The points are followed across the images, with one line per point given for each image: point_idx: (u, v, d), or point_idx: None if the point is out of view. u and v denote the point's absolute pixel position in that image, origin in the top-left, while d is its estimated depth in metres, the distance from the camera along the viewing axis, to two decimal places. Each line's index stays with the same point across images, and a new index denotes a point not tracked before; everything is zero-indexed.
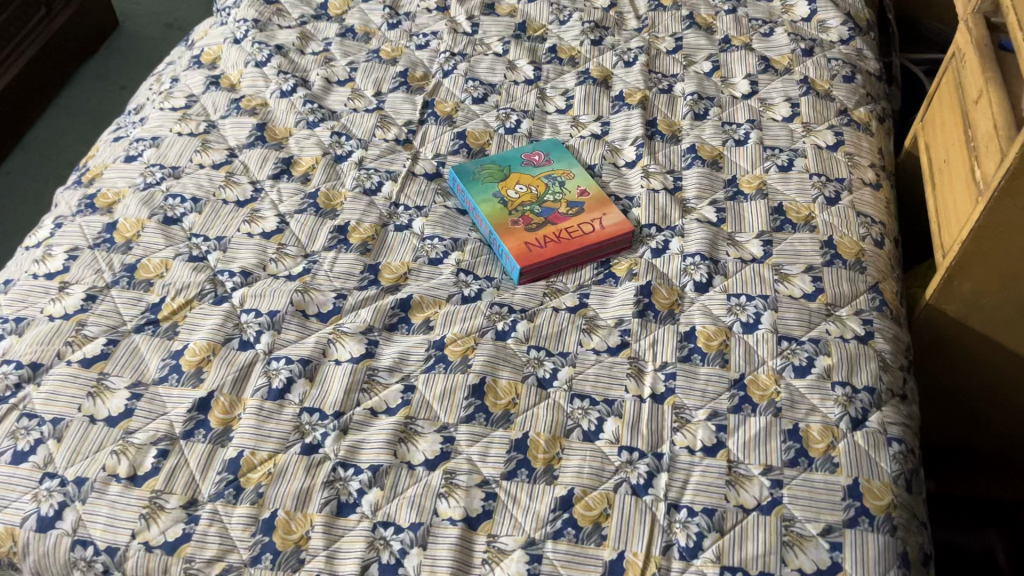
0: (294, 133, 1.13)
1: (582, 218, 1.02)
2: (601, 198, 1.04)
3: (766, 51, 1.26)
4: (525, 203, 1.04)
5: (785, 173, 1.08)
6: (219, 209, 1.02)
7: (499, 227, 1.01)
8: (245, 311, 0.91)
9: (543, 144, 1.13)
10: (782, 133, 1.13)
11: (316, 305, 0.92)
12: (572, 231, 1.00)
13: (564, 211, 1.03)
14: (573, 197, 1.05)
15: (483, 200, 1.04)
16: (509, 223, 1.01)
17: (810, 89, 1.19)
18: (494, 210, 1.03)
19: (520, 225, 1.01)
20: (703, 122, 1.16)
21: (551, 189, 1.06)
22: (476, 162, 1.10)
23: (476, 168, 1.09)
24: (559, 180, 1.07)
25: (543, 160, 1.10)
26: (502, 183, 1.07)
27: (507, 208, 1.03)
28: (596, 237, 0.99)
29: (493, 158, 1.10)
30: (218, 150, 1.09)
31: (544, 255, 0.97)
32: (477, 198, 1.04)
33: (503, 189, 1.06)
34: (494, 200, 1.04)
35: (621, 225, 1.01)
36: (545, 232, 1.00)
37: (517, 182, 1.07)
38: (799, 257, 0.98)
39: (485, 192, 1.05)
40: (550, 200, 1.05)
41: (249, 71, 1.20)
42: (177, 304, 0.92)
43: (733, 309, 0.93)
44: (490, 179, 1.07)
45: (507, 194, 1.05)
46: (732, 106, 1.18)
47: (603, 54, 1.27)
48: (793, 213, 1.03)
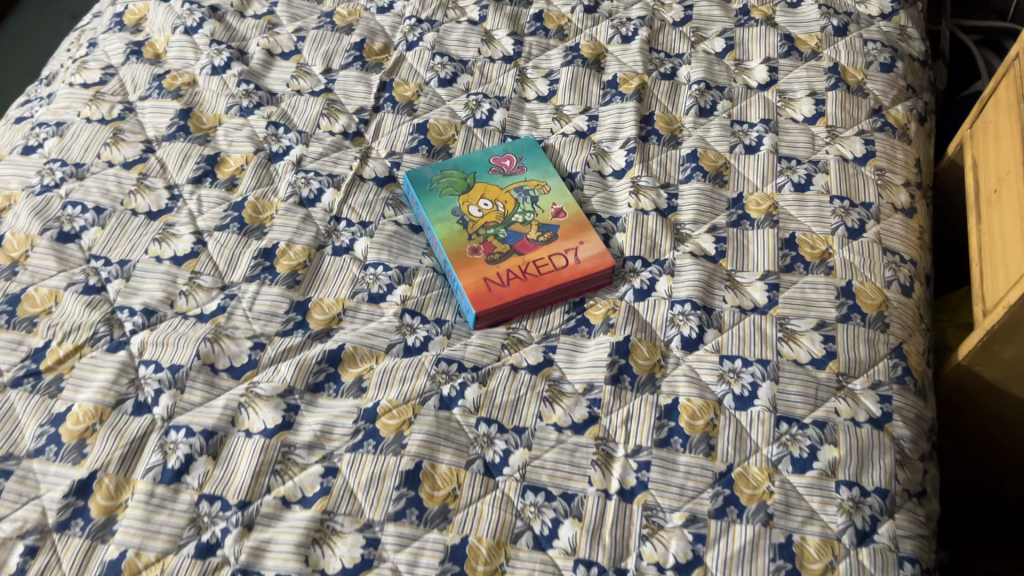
0: (224, 121, 0.96)
1: (555, 248, 0.86)
2: (578, 220, 0.88)
3: (791, 28, 1.06)
4: (489, 223, 0.88)
5: (801, 194, 0.90)
6: (126, 222, 0.86)
7: (455, 256, 0.85)
8: (144, 363, 0.77)
9: (515, 143, 0.95)
10: (801, 139, 0.95)
11: (228, 357, 0.78)
12: (540, 265, 0.84)
13: (534, 237, 0.87)
14: (546, 218, 0.88)
15: (439, 219, 0.88)
16: (468, 251, 0.86)
17: (840, 81, 1.00)
18: (451, 234, 0.87)
19: (481, 255, 0.85)
20: (708, 120, 0.98)
21: (521, 206, 0.89)
22: (436, 166, 0.93)
23: (434, 175, 0.92)
24: (531, 194, 0.91)
25: (514, 166, 0.93)
26: (464, 196, 0.90)
27: (467, 231, 0.87)
28: (568, 275, 0.84)
29: (455, 160, 0.93)
30: (131, 143, 0.93)
31: (505, 298, 0.82)
32: (433, 216, 0.88)
33: (464, 204, 0.89)
34: (453, 219, 0.88)
35: (600, 259, 0.85)
36: (508, 266, 0.85)
37: (482, 195, 0.90)
38: (809, 309, 0.82)
39: (442, 208, 0.89)
40: (518, 220, 0.88)
41: (176, 38, 1.02)
42: (64, 351, 0.77)
43: (726, 376, 0.78)
44: (450, 190, 0.91)
45: (468, 210, 0.89)
46: (745, 100, 1.00)
47: (598, 25, 1.07)
48: (807, 248, 0.87)
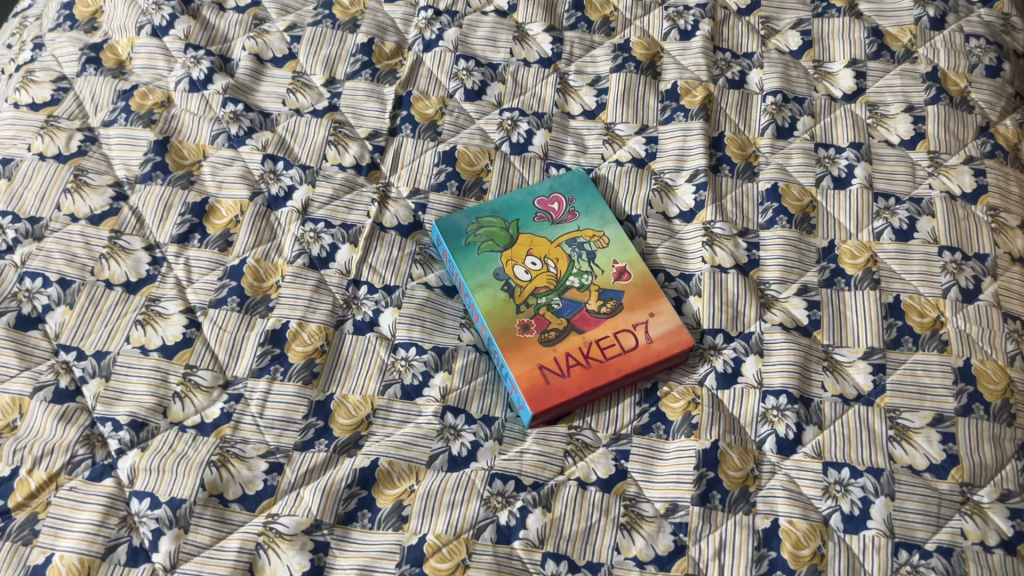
0: (210, 154, 0.79)
1: (621, 322, 0.72)
2: (645, 284, 0.74)
3: (879, 19, 0.90)
4: (540, 289, 0.73)
5: (904, 244, 0.77)
6: (99, 297, 0.71)
7: (503, 335, 0.71)
8: (137, 495, 0.63)
9: (562, 177, 0.79)
10: (900, 168, 0.81)
11: (239, 484, 0.64)
12: (605, 347, 0.71)
13: (595, 307, 0.73)
14: (606, 281, 0.74)
15: (479, 285, 0.73)
16: (517, 328, 0.71)
17: (941, 92, 0.85)
18: (495, 305, 0.72)
19: (533, 333, 0.71)
20: (787, 142, 0.83)
21: (576, 264, 0.75)
22: (470, 211, 0.77)
23: (469, 224, 0.76)
24: (586, 248, 0.76)
25: (563, 210, 0.78)
26: (507, 252, 0.75)
27: (515, 300, 0.72)
28: (639, 360, 0.70)
29: (492, 202, 0.78)
30: (97, 187, 0.76)
31: (567, 393, 0.68)
32: (471, 282, 0.73)
33: (508, 263, 0.74)
34: (496, 285, 0.73)
35: (676, 338, 0.71)
36: (567, 348, 0.71)
37: (528, 250, 0.75)
38: (923, 398, 0.70)
39: (483, 270, 0.74)
40: (574, 284, 0.74)
41: (143, 42, 0.84)
42: (36, 482, 0.63)
43: (831, 490, 0.66)
44: (489, 244, 0.75)
45: (513, 271, 0.74)
46: (829, 115, 0.84)
47: (649, 15, 0.91)
48: (915, 315, 0.73)
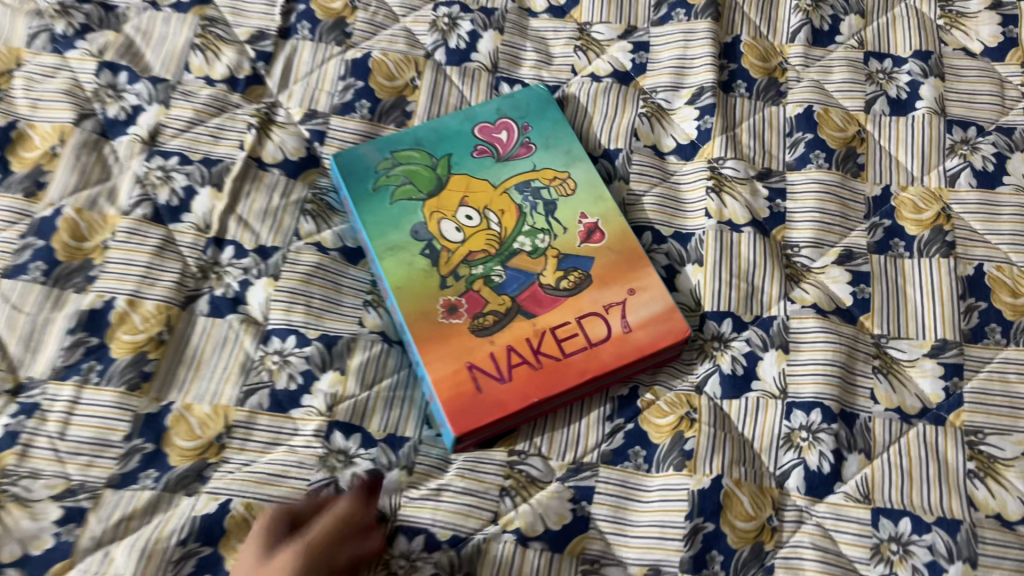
0: (25, 61, 0.57)
1: (587, 302, 0.51)
2: (624, 247, 0.52)
3: None
4: (474, 254, 0.52)
5: (989, 193, 0.55)
6: None
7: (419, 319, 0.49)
8: None
9: (513, 97, 0.57)
10: (983, 87, 0.58)
11: (18, 541, 0.44)
12: (562, 338, 0.50)
13: (551, 280, 0.51)
14: (569, 242, 0.52)
15: (389, 248, 0.51)
16: (440, 310, 0.50)
17: None
18: (409, 276, 0.51)
19: (462, 318, 0.50)
20: (827, 51, 0.60)
21: (528, 219, 0.53)
22: (383, 143, 0.55)
23: (381, 162, 0.54)
24: (543, 195, 0.54)
25: (514, 141, 0.56)
26: (432, 201, 0.53)
27: (440, 270, 0.51)
28: (611, 357, 0.49)
29: (416, 129, 0.56)
30: None
31: (506, 407, 0.47)
32: (378, 243, 0.51)
33: (433, 216, 0.53)
34: (415, 247, 0.51)
35: (665, 325, 0.50)
36: (509, 340, 0.49)
37: (462, 198, 0.54)
38: (1016, 416, 0.49)
39: (396, 227, 0.52)
40: (524, 246, 0.52)
41: None
42: None
43: (884, 551, 0.45)
44: (408, 189, 0.53)
45: (439, 228, 0.52)
46: (884, 14, 0.62)
47: None
48: (1005, 294, 0.52)
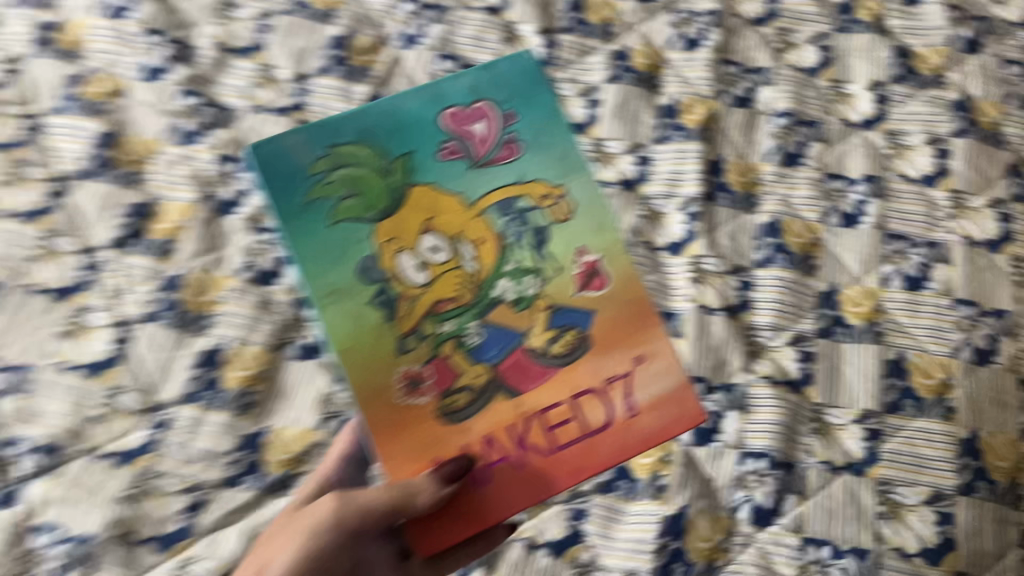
0: (160, 151, 0.73)
1: (581, 376, 0.61)
2: (625, 301, 0.62)
3: (908, 38, 0.80)
4: (445, 303, 0.60)
5: (914, 294, 0.69)
6: (25, 305, 0.65)
7: (376, 350, 0.58)
8: (42, 527, 0.59)
9: (498, 76, 0.67)
10: (917, 208, 0.73)
11: (151, 523, 0.59)
12: (558, 423, 0.59)
13: (538, 344, 0.61)
14: (566, 290, 0.62)
15: (331, 293, 0.59)
16: (398, 386, 0.58)
17: (970, 124, 0.76)
18: (358, 334, 0.58)
19: (426, 398, 0.58)
20: (795, 171, 0.75)
21: (512, 251, 0.62)
22: (313, 138, 0.62)
23: (313, 161, 0.62)
24: (529, 219, 0.63)
25: (498, 141, 0.65)
26: (389, 224, 0.61)
27: (396, 327, 0.59)
28: (610, 442, 0.60)
29: (376, 118, 0.64)
30: (33, 182, 0.70)
31: (496, 509, 0.57)
32: (321, 288, 0.59)
33: (388, 248, 0.60)
34: (368, 295, 0.59)
35: (673, 417, 0.61)
36: (493, 424, 0.59)
37: (426, 220, 0.62)
38: (921, 472, 0.63)
39: (337, 268, 0.59)
40: (506, 296, 0.61)
41: (99, 23, 0.77)
42: None
43: (807, 569, 0.60)
44: (356, 205, 0.61)
45: (399, 262, 0.60)
46: (843, 142, 0.76)
47: (654, 19, 0.82)
48: (920, 376, 0.66)
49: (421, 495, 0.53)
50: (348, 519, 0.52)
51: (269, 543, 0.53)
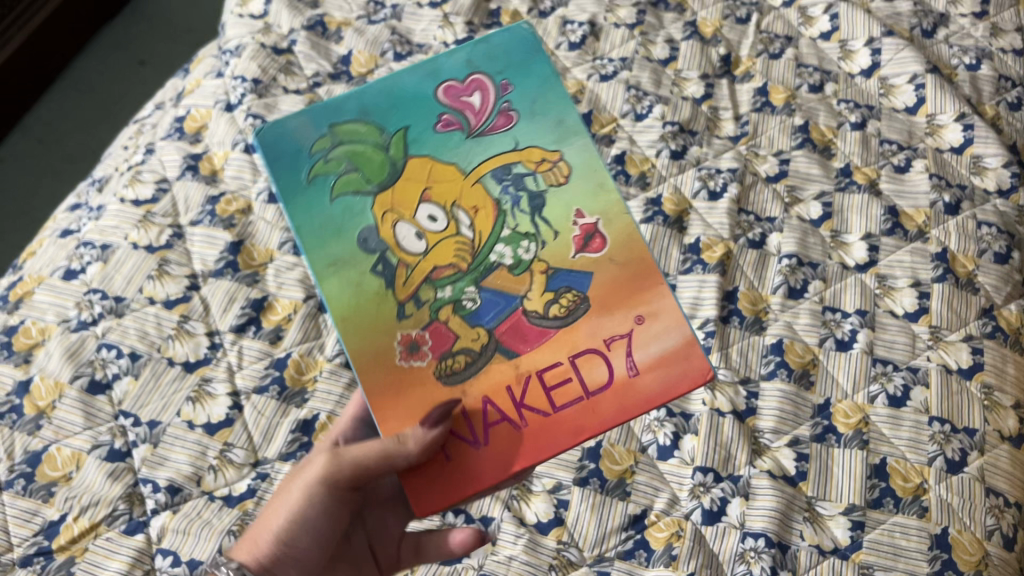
0: (276, 258, 0.90)
1: (581, 337, 0.60)
2: (626, 261, 0.61)
3: (896, 198, 0.96)
4: (442, 269, 0.60)
5: (896, 410, 0.81)
6: (161, 373, 0.81)
7: (384, 308, 0.58)
8: (161, 552, 0.72)
9: (492, 48, 0.65)
10: (900, 339, 0.86)
11: None
12: (554, 385, 0.59)
13: (538, 306, 0.60)
14: (563, 253, 0.61)
15: (332, 264, 0.59)
16: (399, 350, 0.58)
17: (948, 272, 0.90)
18: (368, 294, 0.59)
19: (425, 360, 0.58)
20: (797, 303, 0.89)
21: (508, 217, 0.61)
22: (317, 119, 0.61)
23: (316, 141, 0.61)
24: (525, 182, 0.62)
25: (494, 110, 0.63)
26: (387, 197, 0.60)
27: (397, 293, 0.59)
28: (610, 399, 0.59)
29: (373, 95, 0.62)
30: (175, 277, 0.87)
31: (490, 467, 0.57)
32: (322, 258, 0.59)
33: (388, 220, 0.60)
34: (368, 263, 0.59)
35: (663, 373, 0.59)
36: (489, 386, 0.58)
37: (423, 189, 0.61)
38: (897, 559, 0.73)
39: (341, 237, 0.59)
40: (503, 260, 0.60)
41: (235, 156, 0.96)
42: (78, 529, 0.72)
43: None
44: (357, 179, 0.60)
45: (398, 228, 0.60)
46: (840, 281, 0.90)
47: (683, 173, 0.99)
48: (899, 478, 0.78)
49: (409, 442, 0.56)
50: (340, 474, 0.60)
51: (275, 504, 0.64)
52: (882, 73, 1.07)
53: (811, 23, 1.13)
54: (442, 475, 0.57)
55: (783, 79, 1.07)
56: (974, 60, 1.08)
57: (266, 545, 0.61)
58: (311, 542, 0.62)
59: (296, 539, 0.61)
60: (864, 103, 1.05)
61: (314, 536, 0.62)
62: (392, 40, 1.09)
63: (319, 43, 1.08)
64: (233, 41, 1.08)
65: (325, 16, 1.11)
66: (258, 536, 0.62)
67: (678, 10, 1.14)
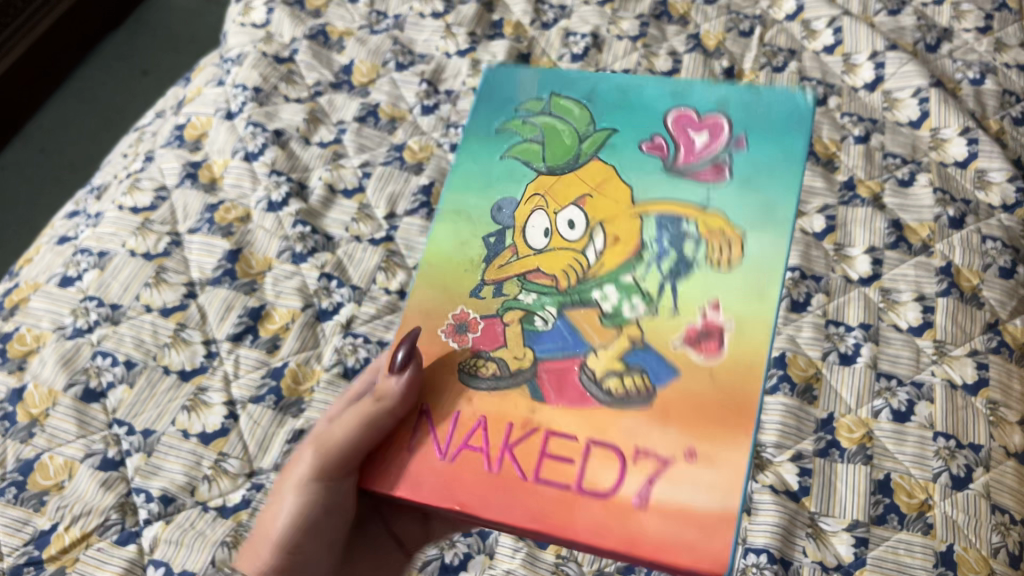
0: (274, 266, 0.89)
1: (614, 426, 0.53)
2: (722, 382, 0.52)
3: (900, 212, 0.96)
4: (540, 273, 0.58)
5: (901, 425, 0.80)
6: (156, 381, 0.80)
7: (462, 270, 0.61)
8: (154, 562, 0.71)
9: (757, 102, 0.59)
10: (904, 353, 0.85)
11: None
12: (553, 453, 0.53)
13: (597, 367, 0.55)
14: (668, 338, 0.54)
15: (457, 210, 0.63)
16: (451, 321, 0.59)
17: (953, 286, 0.89)
18: (457, 261, 0.61)
19: (464, 343, 0.58)
20: (800, 316, 0.88)
21: (639, 265, 0.56)
22: (545, 83, 0.65)
23: (531, 102, 0.65)
24: (684, 245, 0.56)
25: (709, 157, 0.59)
26: (549, 180, 0.61)
27: (486, 272, 0.60)
28: (591, 512, 0.50)
29: (607, 87, 0.64)
30: (172, 285, 0.86)
31: (470, 487, 0.53)
32: (451, 203, 0.63)
33: (530, 202, 0.61)
34: (484, 231, 0.61)
35: (681, 517, 0.49)
36: (498, 410, 0.55)
37: (584, 194, 0.59)
38: None
39: (487, 187, 0.63)
40: (602, 304, 0.56)
41: (235, 164, 0.96)
42: (70, 538, 0.71)
43: None
44: (535, 148, 0.63)
45: (534, 216, 0.60)
46: (843, 295, 0.89)
47: None
48: (903, 494, 0.76)
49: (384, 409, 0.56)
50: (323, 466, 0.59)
51: (270, 507, 0.62)
52: (885, 87, 1.07)
53: (814, 36, 1.12)
54: (421, 483, 0.54)
55: None
56: (978, 75, 1.08)
57: (269, 557, 0.59)
58: (320, 548, 0.61)
59: (301, 546, 0.60)
60: (867, 116, 1.04)
61: (321, 537, 0.61)
62: (394, 50, 1.08)
63: (321, 52, 1.08)
64: (235, 50, 1.07)
65: (328, 25, 1.11)
66: (260, 545, 0.60)
67: (680, 23, 1.14)
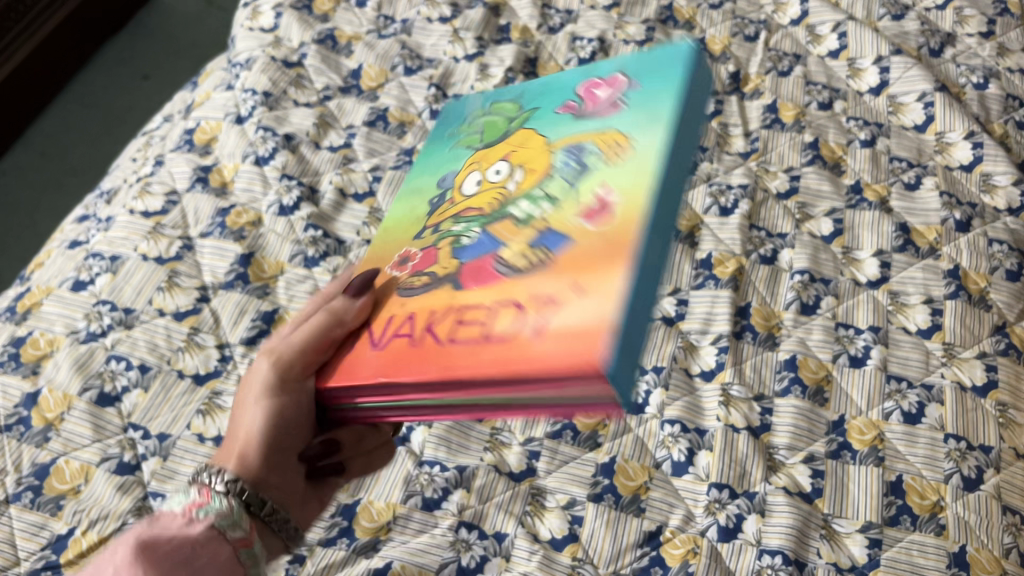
0: (286, 270, 0.89)
1: (519, 290, 0.43)
2: (609, 241, 0.42)
3: (907, 216, 0.96)
4: (470, 213, 0.51)
5: (912, 427, 0.81)
6: (171, 385, 0.80)
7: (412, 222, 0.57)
8: None
9: (651, 58, 0.55)
10: (913, 355, 0.86)
11: None
12: (463, 333, 0.43)
13: (509, 256, 0.45)
14: (564, 216, 0.45)
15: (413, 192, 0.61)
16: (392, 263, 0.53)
17: (960, 289, 0.90)
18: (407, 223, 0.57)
19: (405, 271, 0.52)
20: (810, 318, 0.89)
21: (548, 184, 0.49)
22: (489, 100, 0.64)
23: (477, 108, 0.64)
24: (585, 156, 0.49)
25: (608, 99, 0.54)
26: (493, 150, 0.57)
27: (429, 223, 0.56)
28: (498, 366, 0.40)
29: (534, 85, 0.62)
30: (185, 289, 0.86)
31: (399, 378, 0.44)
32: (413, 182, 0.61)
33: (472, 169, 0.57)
34: (429, 196, 0.58)
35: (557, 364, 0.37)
36: (425, 313, 0.47)
37: (509, 152, 0.55)
38: None
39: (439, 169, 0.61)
40: (516, 212, 0.48)
41: (246, 169, 0.96)
42: (87, 543, 0.71)
43: None
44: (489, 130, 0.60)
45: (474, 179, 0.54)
46: (852, 298, 0.90)
47: (695, 189, 0.99)
48: (915, 496, 0.77)
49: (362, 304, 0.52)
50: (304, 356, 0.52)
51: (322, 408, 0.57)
52: (890, 91, 1.07)
53: (819, 41, 1.14)
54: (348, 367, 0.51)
55: (792, 97, 1.07)
56: (982, 79, 1.08)
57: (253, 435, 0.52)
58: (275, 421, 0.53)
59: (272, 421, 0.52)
60: (873, 120, 1.05)
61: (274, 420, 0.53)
62: (403, 54, 1.09)
63: (329, 57, 1.08)
64: (243, 54, 1.08)
65: (336, 30, 1.11)
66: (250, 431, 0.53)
67: (686, 27, 1.15)
